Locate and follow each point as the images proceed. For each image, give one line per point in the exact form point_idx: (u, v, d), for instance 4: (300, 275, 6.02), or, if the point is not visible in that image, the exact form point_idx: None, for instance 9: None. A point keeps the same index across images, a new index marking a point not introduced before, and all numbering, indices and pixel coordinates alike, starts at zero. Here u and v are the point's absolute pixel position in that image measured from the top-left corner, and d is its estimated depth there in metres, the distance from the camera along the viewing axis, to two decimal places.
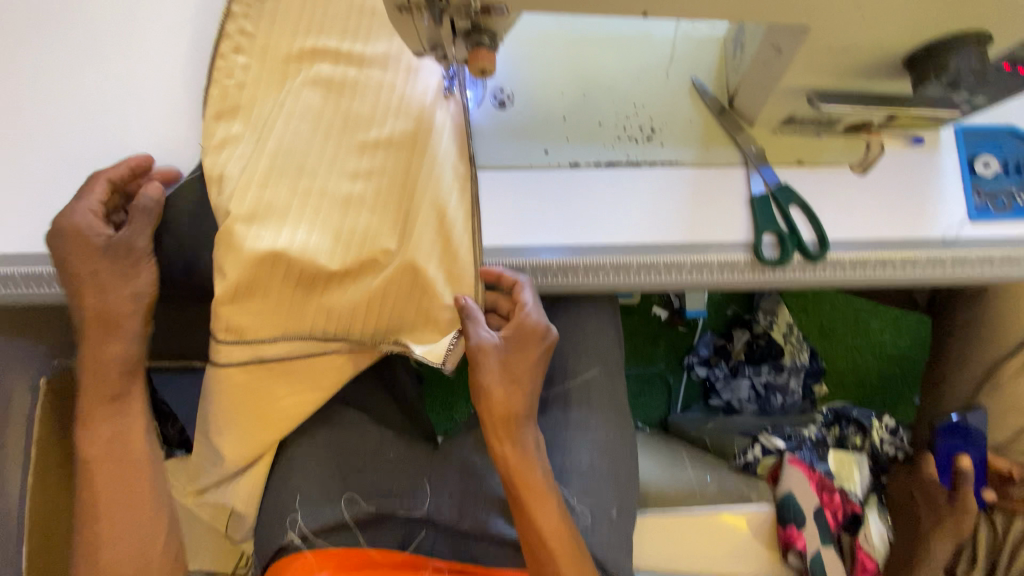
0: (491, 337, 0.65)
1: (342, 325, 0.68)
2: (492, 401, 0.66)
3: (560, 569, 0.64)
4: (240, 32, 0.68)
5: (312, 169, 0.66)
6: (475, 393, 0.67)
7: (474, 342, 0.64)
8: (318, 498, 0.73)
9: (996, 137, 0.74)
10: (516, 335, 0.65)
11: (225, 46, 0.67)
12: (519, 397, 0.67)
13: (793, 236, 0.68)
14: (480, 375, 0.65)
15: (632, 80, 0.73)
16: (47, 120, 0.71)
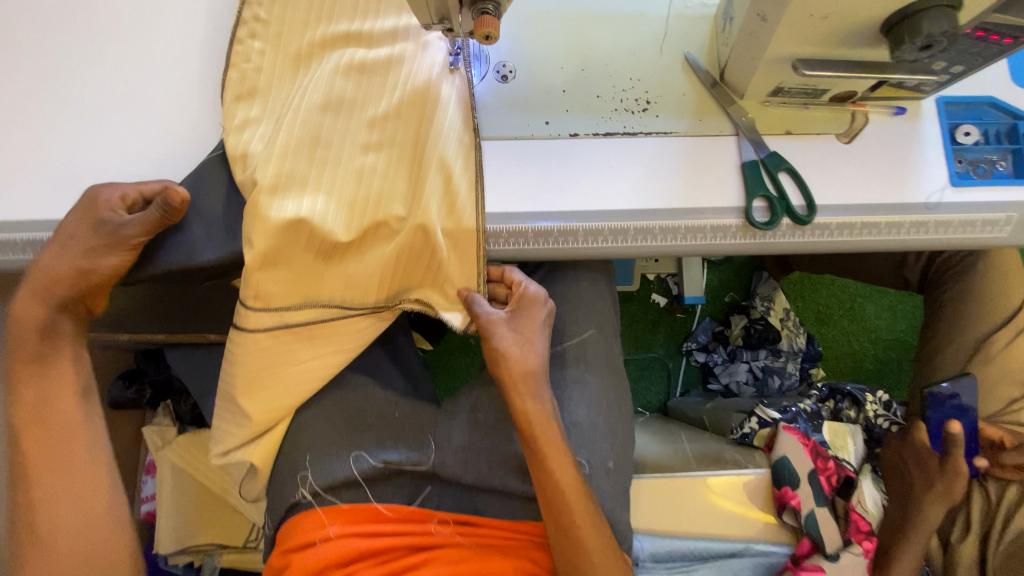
0: (500, 314, 0.72)
1: (359, 291, 0.71)
2: (511, 360, 0.71)
3: (575, 517, 0.71)
4: (254, 19, 0.72)
5: (328, 140, 0.69)
6: (493, 358, 0.72)
7: (486, 314, 0.71)
8: (327, 457, 0.77)
9: (976, 108, 0.77)
10: (518, 310, 0.73)
11: (241, 31, 0.72)
12: (534, 355, 0.73)
13: (782, 200, 0.72)
14: (498, 340, 0.72)
15: (629, 56, 0.77)
16: (70, 97, 0.75)
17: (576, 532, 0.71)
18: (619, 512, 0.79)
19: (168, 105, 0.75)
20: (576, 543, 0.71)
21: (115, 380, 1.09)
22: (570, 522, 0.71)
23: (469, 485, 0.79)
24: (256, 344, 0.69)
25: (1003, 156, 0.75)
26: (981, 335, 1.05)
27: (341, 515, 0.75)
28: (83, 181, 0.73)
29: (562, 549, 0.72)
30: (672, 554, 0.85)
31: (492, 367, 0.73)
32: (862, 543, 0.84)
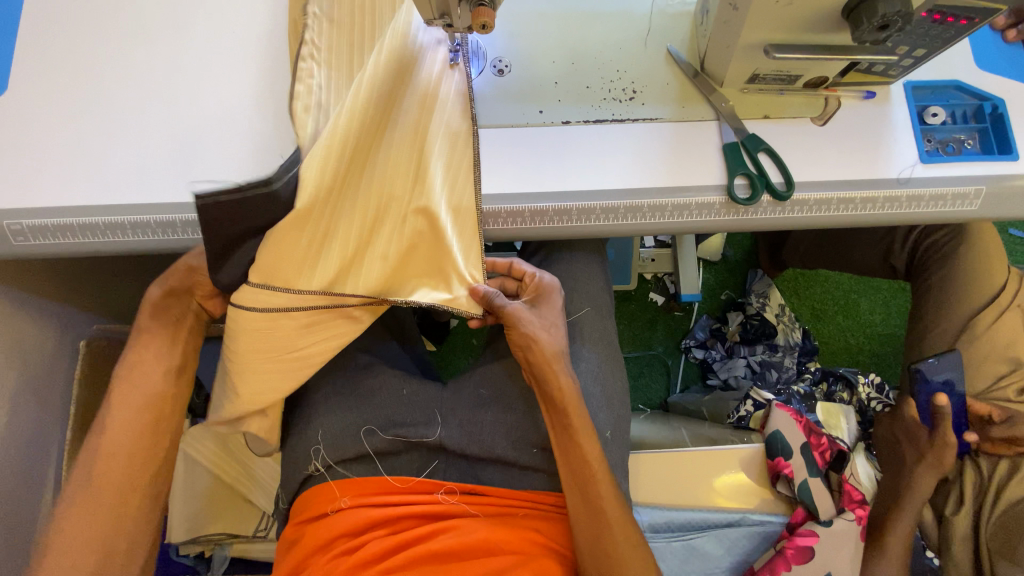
0: (521, 305, 0.78)
1: (372, 280, 0.75)
2: (539, 344, 0.77)
3: (590, 481, 0.75)
4: None
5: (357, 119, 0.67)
6: (522, 343, 0.77)
7: (510, 307, 0.77)
8: (339, 432, 0.82)
9: (943, 92, 0.83)
10: (535, 299, 0.81)
11: None
12: (555, 336, 0.79)
13: (762, 177, 0.76)
14: (523, 326, 0.77)
15: (615, 50, 0.83)
16: (95, 91, 0.79)
17: (596, 485, 0.75)
18: (618, 480, 0.83)
19: (188, 96, 0.79)
20: (598, 504, 0.74)
21: None
22: (593, 482, 0.75)
23: (473, 456, 0.83)
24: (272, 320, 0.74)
25: (972, 135, 0.81)
26: (968, 315, 1.05)
27: (351, 488, 0.79)
28: (102, 168, 0.76)
29: (577, 507, 0.75)
30: (670, 524, 0.90)
31: (524, 354, 0.78)
32: (854, 510, 0.86)
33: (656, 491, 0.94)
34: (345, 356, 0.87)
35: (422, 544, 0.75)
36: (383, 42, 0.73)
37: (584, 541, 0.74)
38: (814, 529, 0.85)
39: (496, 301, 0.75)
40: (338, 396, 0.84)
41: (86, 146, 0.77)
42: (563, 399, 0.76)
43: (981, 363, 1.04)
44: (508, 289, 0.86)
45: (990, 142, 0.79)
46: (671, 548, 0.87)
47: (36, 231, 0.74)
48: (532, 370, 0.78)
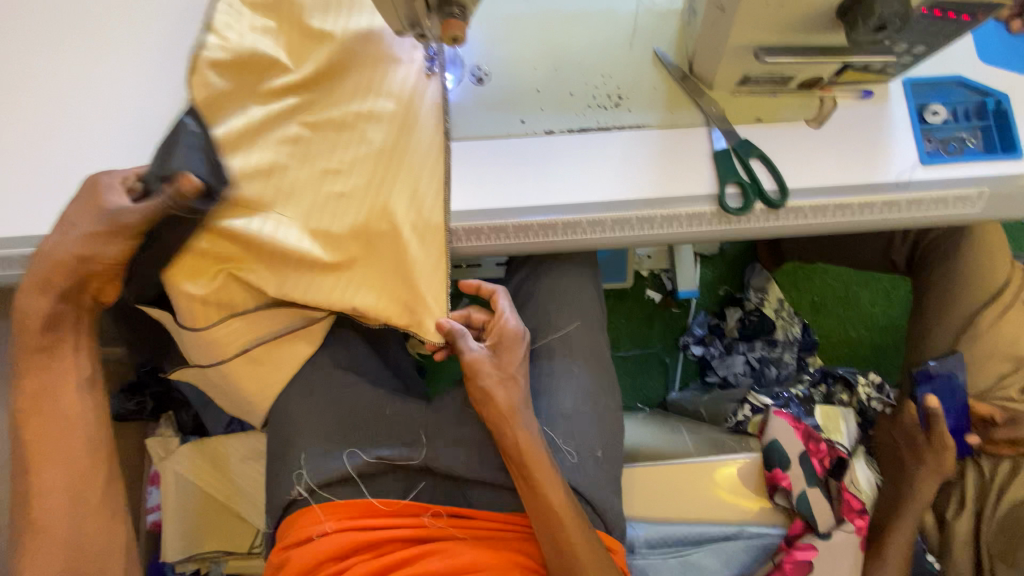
0: (483, 352, 0.77)
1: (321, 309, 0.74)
2: (494, 400, 0.76)
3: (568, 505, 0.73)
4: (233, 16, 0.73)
5: (308, 159, 0.72)
6: (478, 397, 0.77)
7: (467, 355, 0.76)
8: (322, 454, 0.80)
9: (942, 88, 0.79)
10: (500, 346, 0.78)
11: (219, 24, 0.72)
12: (515, 390, 0.77)
13: (754, 185, 0.73)
14: (480, 380, 0.76)
15: (598, 54, 0.80)
16: (64, 111, 0.77)
17: (560, 522, 0.72)
18: (610, 499, 0.81)
19: (159, 112, 0.77)
20: (566, 543, 0.72)
21: (117, 393, 1.13)
22: (558, 521, 0.73)
23: (461, 476, 0.81)
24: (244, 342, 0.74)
25: (974, 133, 0.77)
26: (969, 313, 1.02)
27: (336, 511, 0.77)
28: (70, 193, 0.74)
29: (546, 534, 0.73)
30: (666, 539, 0.88)
31: (481, 409, 0.77)
32: (854, 521, 0.86)
33: (651, 504, 0.92)
34: (322, 373, 0.83)
35: (408, 570, 0.73)
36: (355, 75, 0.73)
37: (566, 567, 0.72)
38: (812, 543, 0.85)
39: (459, 341, 0.76)
40: (320, 419, 0.81)
41: (57, 168, 0.75)
42: (515, 436, 0.74)
43: (985, 361, 1.01)
44: (475, 320, 0.83)
45: (992, 140, 0.76)
46: (667, 564, 0.86)
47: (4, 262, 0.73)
48: (489, 414, 0.76)
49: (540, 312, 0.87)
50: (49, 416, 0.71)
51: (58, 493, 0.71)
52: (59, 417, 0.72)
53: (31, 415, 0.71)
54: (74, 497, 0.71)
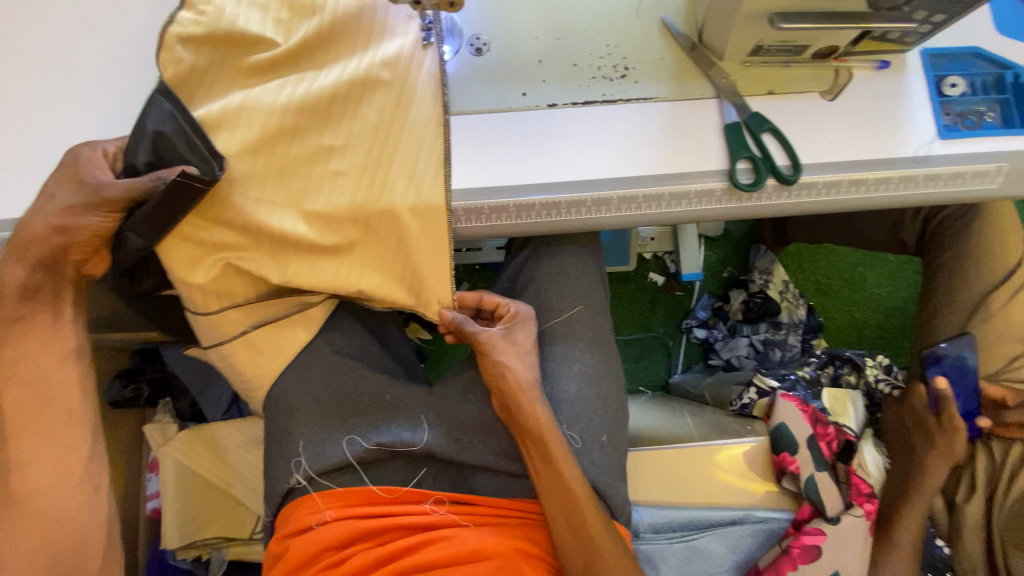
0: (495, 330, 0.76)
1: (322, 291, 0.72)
2: (507, 383, 0.74)
3: (574, 492, 0.71)
4: None
5: (296, 135, 0.68)
6: (490, 376, 0.75)
7: (481, 334, 0.75)
8: (321, 442, 0.78)
9: (961, 59, 0.76)
10: (511, 326, 0.77)
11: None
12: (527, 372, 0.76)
13: (767, 160, 0.70)
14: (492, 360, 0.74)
15: (602, 22, 0.76)
16: (49, 96, 0.75)
17: (573, 509, 0.71)
18: (616, 485, 0.79)
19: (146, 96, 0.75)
20: (581, 530, 0.71)
21: (113, 380, 1.10)
22: (564, 508, 0.71)
23: (464, 462, 0.80)
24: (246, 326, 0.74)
25: (992, 106, 0.74)
26: (982, 294, 1.00)
27: (336, 498, 0.76)
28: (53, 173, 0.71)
29: (557, 521, 0.72)
30: (672, 524, 0.87)
31: (496, 383, 0.75)
32: (863, 505, 0.85)
33: (656, 489, 0.91)
34: (315, 360, 0.80)
35: (409, 558, 0.72)
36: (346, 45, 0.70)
37: (573, 553, 0.71)
38: (820, 528, 0.84)
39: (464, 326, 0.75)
40: (318, 406, 0.79)
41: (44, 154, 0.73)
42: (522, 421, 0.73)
43: (998, 343, 0.99)
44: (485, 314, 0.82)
45: (1011, 114, 0.73)
46: (672, 549, 0.85)
47: None
48: (503, 399, 0.75)
49: (542, 295, 0.84)
50: (39, 404, 0.69)
51: (48, 485, 0.69)
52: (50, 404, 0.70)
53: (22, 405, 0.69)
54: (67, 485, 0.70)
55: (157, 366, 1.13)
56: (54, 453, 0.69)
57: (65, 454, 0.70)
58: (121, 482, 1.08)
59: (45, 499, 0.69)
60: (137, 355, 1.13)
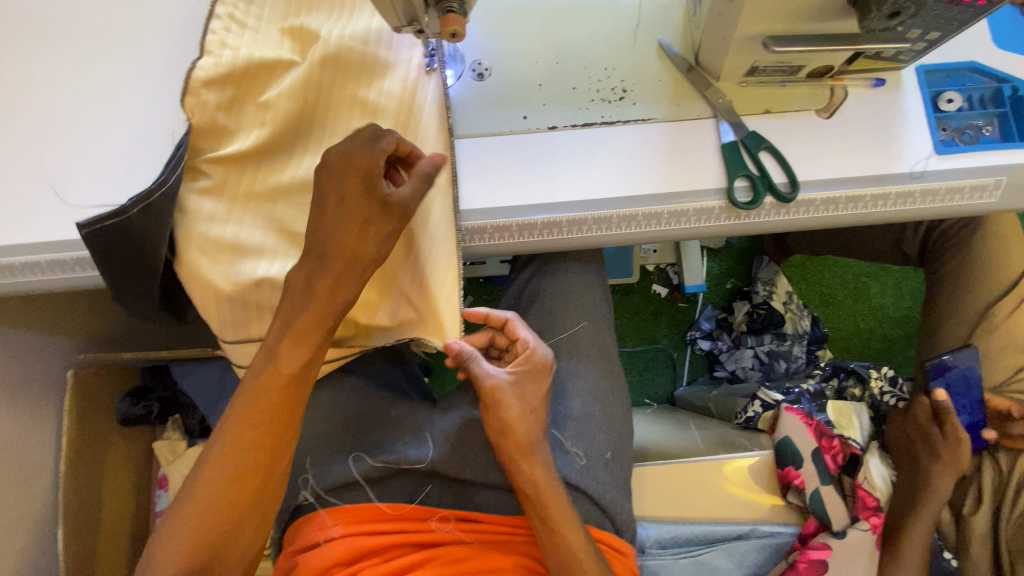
0: (501, 377, 0.72)
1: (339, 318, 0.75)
2: (512, 431, 0.71)
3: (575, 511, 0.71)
4: (230, 16, 0.71)
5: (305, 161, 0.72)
6: (494, 427, 0.72)
7: (486, 380, 0.71)
8: (327, 460, 0.81)
9: (957, 74, 0.77)
10: (523, 368, 0.74)
11: (216, 24, 0.70)
12: (531, 421, 0.73)
13: (764, 178, 0.72)
14: (497, 408, 0.71)
15: (601, 45, 0.78)
16: (57, 114, 0.74)
17: (568, 528, 0.71)
18: (620, 502, 0.80)
19: (161, 118, 0.74)
20: (564, 543, 0.70)
21: (122, 397, 1.06)
22: (564, 525, 0.71)
23: (469, 479, 0.81)
24: (245, 350, 0.74)
25: (989, 121, 0.75)
26: (984, 305, 1.00)
27: (343, 515, 0.76)
28: (67, 196, 0.72)
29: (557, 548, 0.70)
30: (678, 539, 0.87)
31: (495, 435, 0.72)
32: (869, 519, 0.84)
33: (660, 504, 0.92)
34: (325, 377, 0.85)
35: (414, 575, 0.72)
36: (352, 70, 0.71)
37: (561, 561, 0.70)
38: (827, 542, 0.84)
39: (473, 365, 0.71)
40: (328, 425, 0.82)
41: (55, 180, 0.72)
42: (516, 433, 0.71)
43: (1002, 354, 0.98)
44: (498, 343, 0.79)
45: (1009, 128, 0.73)
46: (679, 564, 0.84)
47: (31, 268, 0.70)
48: (502, 453, 0.72)
49: (546, 312, 0.85)
50: None
51: (243, 479, 0.63)
52: (301, 382, 0.65)
53: (258, 371, 0.64)
54: (257, 462, 0.63)
55: (167, 384, 1.09)
56: (272, 453, 0.64)
57: (275, 430, 0.64)
58: (129, 498, 1.09)
59: (217, 472, 0.62)
60: (147, 372, 1.08)
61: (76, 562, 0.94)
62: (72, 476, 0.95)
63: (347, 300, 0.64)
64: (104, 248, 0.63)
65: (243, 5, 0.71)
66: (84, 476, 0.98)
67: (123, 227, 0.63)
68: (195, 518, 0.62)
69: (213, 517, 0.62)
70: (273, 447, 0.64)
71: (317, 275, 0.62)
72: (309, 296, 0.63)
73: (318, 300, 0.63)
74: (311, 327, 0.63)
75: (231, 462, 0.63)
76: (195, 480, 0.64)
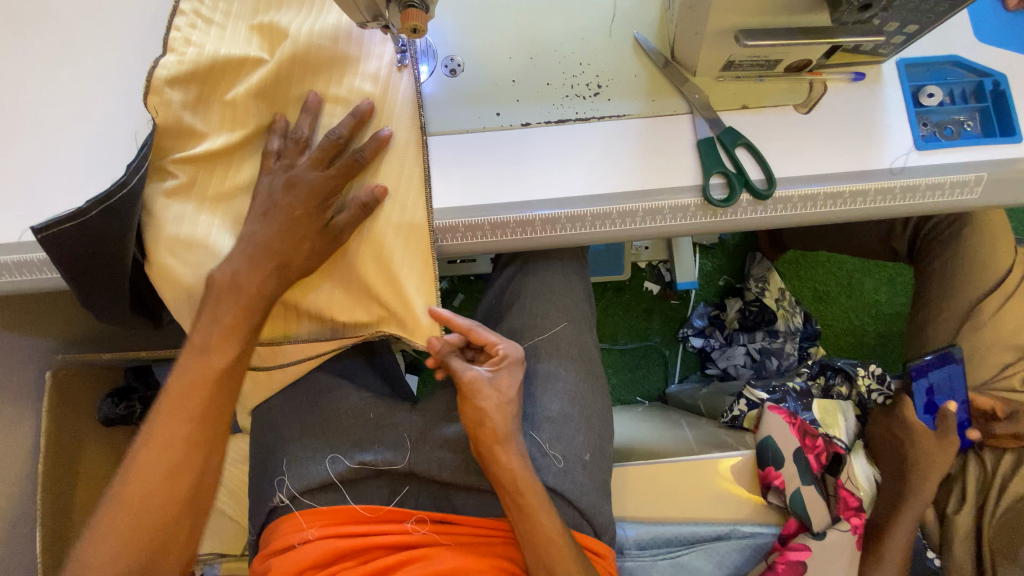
0: (482, 372, 0.72)
1: (325, 319, 0.75)
2: (486, 429, 0.71)
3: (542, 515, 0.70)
4: (196, 12, 0.70)
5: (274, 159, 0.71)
6: (470, 421, 0.72)
7: (465, 377, 0.71)
8: (302, 463, 0.80)
9: (940, 69, 0.75)
10: (500, 367, 0.73)
11: (180, 21, 0.69)
12: (508, 418, 0.73)
13: (740, 176, 0.71)
14: (475, 404, 0.71)
15: (576, 42, 0.77)
16: (26, 114, 0.73)
17: (535, 531, 0.70)
18: (598, 505, 0.79)
19: (131, 117, 0.74)
20: (533, 545, 0.69)
21: (103, 399, 1.03)
22: (533, 528, 0.70)
23: (445, 481, 0.80)
24: None
25: (971, 116, 0.73)
26: (971, 303, 0.98)
27: (319, 517, 0.77)
28: (35, 197, 0.72)
29: (527, 549, 0.70)
30: (657, 540, 0.86)
31: (472, 430, 0.72)
32: (850, 519, 0.83)
33: (642, 504, 0.91)
34: (305, 377, 0.84)
35: None
36: (324, 67, 0.71)
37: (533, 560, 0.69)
38: (806, 542, 0.83)
39: (450, 360, 0.72)
40: (304, 426, 0.82)
41: (25, 181, 0.72)
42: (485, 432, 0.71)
43: (989, 352, 0.97)
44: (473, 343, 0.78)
45: (991, 123, 0.72)
46: (657, 566, 0.84)
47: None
48: (477, 448, 0.73)
49: (526, 313, 0.84)
50: None
51: (167, 473, 0.64)
52: (228, 380, 0.69)
53: (185, 366, 0.68)
54: (184, 457, 0.65)
55: (150, 385, 1.07)
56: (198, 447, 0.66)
57: (208, 426, 0.67)
58: None
59: (150, 473, 0.63)
60: (130, 372, 1.07)
61: (57, 561, 0.94)
62: (53, 477, 0.95)
63: (270, 294, 0.70)
64: (73, 250, 0.64)
65: (209, 1, 0.70)
66: (65, 475, 0.98)
67: (80, 226, 0.63)
68: (126, 520, 0.62)
69: (146, 518, 0.62)
70: (202, 441, 0.66)
71: (243, 270, 0.68)
72: (234, 292, 0.68)
73: (243, 296, 0.68)
74: (238, 323, 0.68)
75: (161, 458, 0.64)
76: (121, 488, 0.63)
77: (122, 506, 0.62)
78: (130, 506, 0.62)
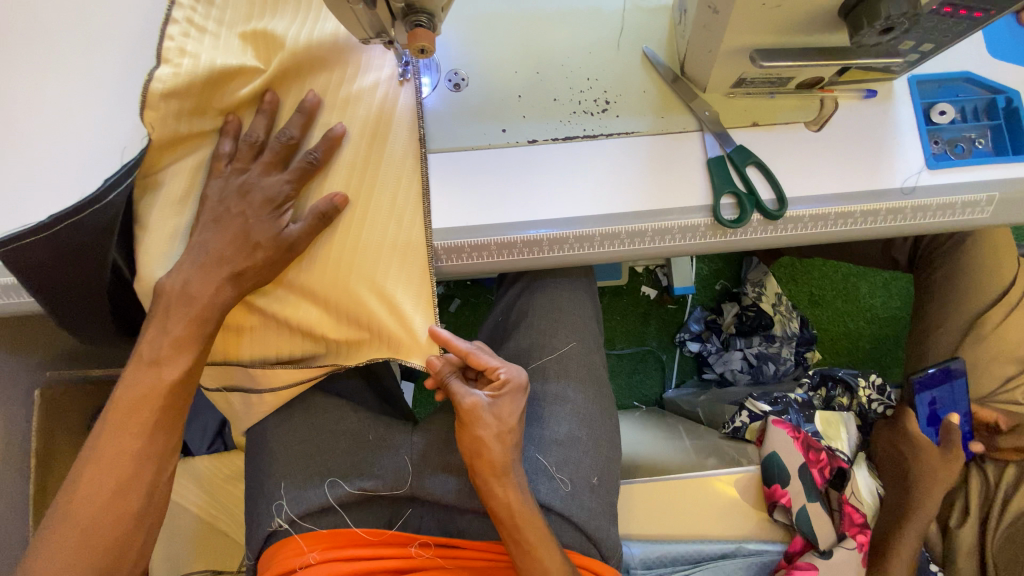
0: (482, 396, 0.70)
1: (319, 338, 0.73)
2: (484, 454, 0.69)
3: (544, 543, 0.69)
4: (189, 20, 0.66)
5: None
6: (468, 446, 0.70)
7: (466, 401, 0.69)
8: (301, 486, 0.78)
9: (951, 85, 0.74)
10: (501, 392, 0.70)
11: (173, 29, 0.66)
12: (506, 445, 0.70)
13: (752, 196, 0.69)
14: (474, 429, 0.69)
15: (582, 55, 0.75)
16: (9, 126, 0.70)
17: (542, 558, 0.69)
18: (606, 528, 0.78)
19: (123, 132, 0.71)
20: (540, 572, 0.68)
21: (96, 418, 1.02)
22: (539, 555, 0.69)
23: (449, 504, 0.79)
24: None
25: (983, 133, 0.73)
26: (973, 315, 0.99)
27: (320, 541, 0.76)
28: (19, 215, 0.69)
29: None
30: (662, 559, 0.86)
31: (470, 456, 0.70)
32: (856, 537, 0.84)
33: (649, 521, 0.90)
34: (302, 397, 0.82)
35: None
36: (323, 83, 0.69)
37: None
38: (812, 562, 0.83)
39: (452, 383, 0.69)
40: (302, 448, 0.80)
41: (14, 200, 0.69)
42: (491, 457, 0.69)
43: (991, 365, 0.97)
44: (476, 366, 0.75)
45: (1002, 140, 0.72)
46: None
47: None
48: (475, 476, 0.71)
49: (534, 333, 0.83)
50: None
51: (112, 491, 0.61)
52: (179, 393, 0.66)
53: (128, 379, 0.64)
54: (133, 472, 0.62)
55: None
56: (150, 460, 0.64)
57: (161, 442, 0.65)
58: None
59: (98, 492, 0.61)
60: None
61: None
62: (42, 496, 0.93)
63: (224, 305, 0.67)
64: (45, 262, 0.62)
65: (202, 9, 0.67)
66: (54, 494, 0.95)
67: None
68: (73, 542, 0.59)
69: (95, 539, 0.60)
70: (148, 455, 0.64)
71: (195, 279, 0.65)
72: (186, 301, 0.65)
73: (194, 305, 0.65)
74: (188, 335, 0.65)
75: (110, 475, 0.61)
76: (66, 506, 0.60)
77: (69, 525, 0.60)
78: (80, 527, 0.60)
